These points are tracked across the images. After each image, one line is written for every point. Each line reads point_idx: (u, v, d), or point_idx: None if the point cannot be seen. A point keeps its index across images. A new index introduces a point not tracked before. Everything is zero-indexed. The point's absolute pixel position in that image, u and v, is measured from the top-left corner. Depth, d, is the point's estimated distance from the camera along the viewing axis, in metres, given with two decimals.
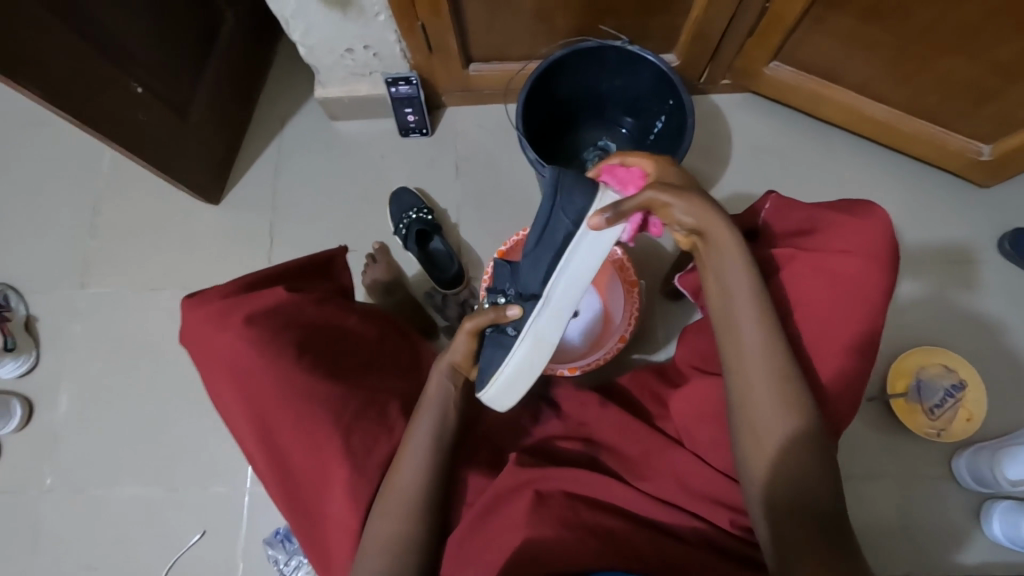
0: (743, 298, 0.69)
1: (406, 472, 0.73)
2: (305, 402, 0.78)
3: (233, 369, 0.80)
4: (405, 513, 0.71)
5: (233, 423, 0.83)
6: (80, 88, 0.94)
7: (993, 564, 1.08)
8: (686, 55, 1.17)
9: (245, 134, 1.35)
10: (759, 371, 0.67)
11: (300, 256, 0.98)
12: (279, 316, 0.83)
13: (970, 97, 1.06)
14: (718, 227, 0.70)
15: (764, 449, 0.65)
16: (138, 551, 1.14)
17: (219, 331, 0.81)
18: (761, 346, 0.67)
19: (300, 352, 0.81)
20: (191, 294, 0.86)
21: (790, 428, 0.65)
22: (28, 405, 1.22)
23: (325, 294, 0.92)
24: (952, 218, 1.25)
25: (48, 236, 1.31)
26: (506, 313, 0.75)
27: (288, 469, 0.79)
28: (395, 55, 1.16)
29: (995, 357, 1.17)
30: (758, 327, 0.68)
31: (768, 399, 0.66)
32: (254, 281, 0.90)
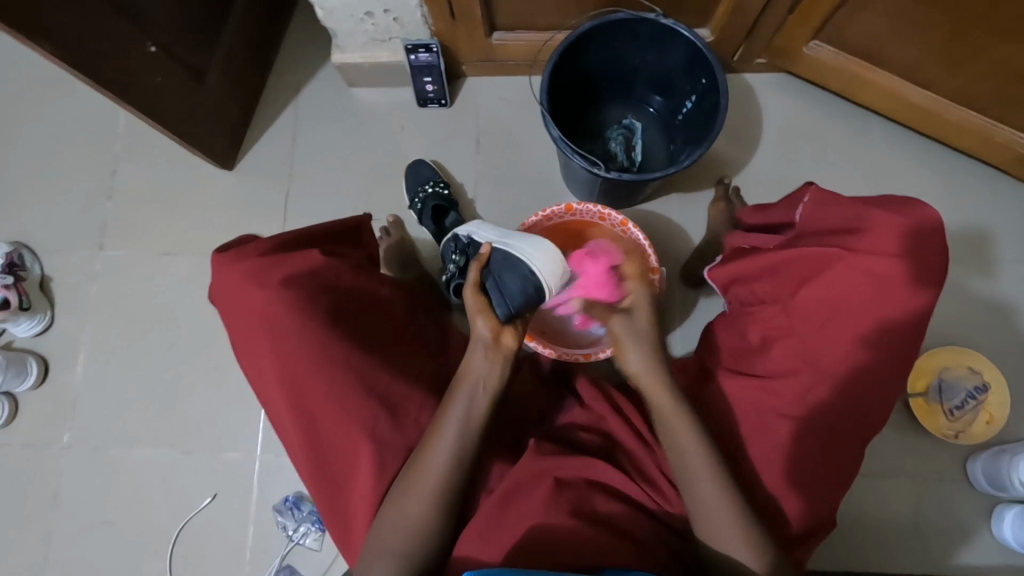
0: (670, 416, 0.71)
1: (436, 458, 0.70)
2: (339, 369, 0.77)
3: (266, 328, 0.78)
4: (429, 497, 0.69)
5: (259, 385, 0.82)
6: (94, 46, 0.91)
7: (999, 565, 1.07)
8: (722, 31, 1.11)
9: (260, 98, 1.31)
10: (701, 480, 0.68)
11: (330, 219, 0.97)
12: (316, 279, 0.82)
13: (1022, 88, 1.00)
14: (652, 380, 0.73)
15: (719, 518, 0.66)
16: (152, 511, 1.17)
17: (254, 289, 0.79)
18: (699, 448, 0.69)
19: (335, 318, 0.80)
20: (225, 249, 0.84)
21: (737, 521, 0.66)
22: (44, 363, 1.23)
23: (357, 261, 0.90)
24: (989, 213, 1.19)
25: (63, 196, 1.30)
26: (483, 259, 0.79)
27: (314, 433, 0.77)
28: (417, 20, 1.11)
29: (1021, 360, 1.14)
30: (689, 431, 0.70)
31: (717, 506, 0.67)
32: (286, 238, 0.88)
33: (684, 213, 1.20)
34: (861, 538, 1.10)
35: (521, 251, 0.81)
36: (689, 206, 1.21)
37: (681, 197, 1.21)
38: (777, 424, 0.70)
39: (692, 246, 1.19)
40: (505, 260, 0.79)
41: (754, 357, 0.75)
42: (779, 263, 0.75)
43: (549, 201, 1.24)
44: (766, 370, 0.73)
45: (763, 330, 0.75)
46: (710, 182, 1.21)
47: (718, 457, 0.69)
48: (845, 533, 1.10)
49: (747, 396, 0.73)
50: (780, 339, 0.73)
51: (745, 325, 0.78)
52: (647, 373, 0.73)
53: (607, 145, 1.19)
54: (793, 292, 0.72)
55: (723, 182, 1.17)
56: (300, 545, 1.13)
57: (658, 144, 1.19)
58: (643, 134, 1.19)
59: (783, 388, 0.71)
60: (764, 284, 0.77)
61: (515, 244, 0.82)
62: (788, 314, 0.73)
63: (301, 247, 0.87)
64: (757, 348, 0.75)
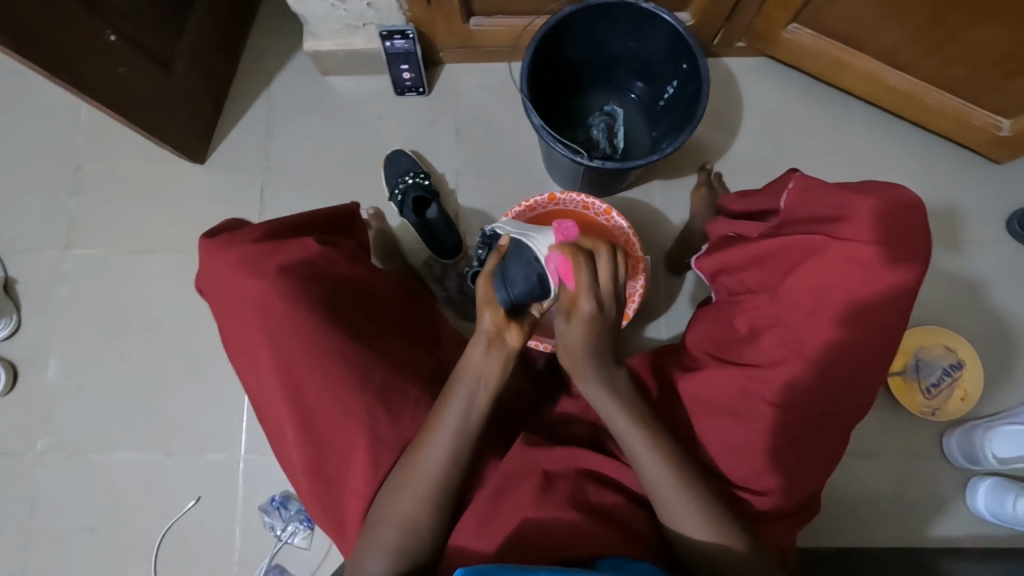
0: (598, 395, 0.72)
1: (432, 456, 0.69)
2: (337, 361, 0.76)
3: (259, 318, 0.75)
4: (423, 494, 0.68)
5: (247, 375, 0.80)
6: (50, 34, 0.86)
7: (973, 536, 1.11)
8: (702, 15, 1.10)
9: (230, 88, 1.27)
10: (653, 476, 0.68)
11: (323, 207, 0.95)
12: (310, 268, 0.80)
13: (996, 70, 1.01)
14: (581, 365, 0.71)
15: (670, 492, 0.67)
16: (133, 516, 1.14)
17: (249, 278, 0.76)
18: (646, 443, 0.69)
19: (331, 308, 0.79)
20: (215, 234, 0.81)
21: (699, 515, 0.66)
22: (13, 368, 1.18)
23: (351, 252, 0.89)
24: (964, 194, 1.22)
25: (26, 194, 1.25)
26: (501, 247, 0.77)
27: (309, 427, 0.75)
28: (392, 5, 1.07)
29: (995, 337, 1.17)
30: (627, 412, 0.71)
31: (670, 502, 0.67)
32: (278, 224, 0.86)
33: (668, 200, 1.20)
34: (843, 515, 1.12)
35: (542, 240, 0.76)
36: (672, 193, 1.20)
37: (663, 184, 1.21)
38: (764, 411, 0.71)
39: (675, 233, 1.19)
40: (520, 251, 0.76)
41: (742, 346, 0.76)
42: (766, 251, 0.75)
43: (531, 191, 1.22)
44: (754, 358, 0.73)
45: (750, 319, 0.75)
46: (693, 168, 1.21)
47: (671, 454, 0.69)
48: (828, 511, 1.12)
49: (735, 384, 0.73)
50: (766, 328, 0.73)
51: (731, 315, 0.78)
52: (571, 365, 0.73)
53: (590, 132, 1.18)
54: (780, 280, 0.73)
55: (706, 169, 1.17)
56: (288, 545, 1.12)
57: (640, 131, 1.18)
58: (625, 120, 1.18)
59: (771, 376, 0.71)
60: (751, 274, 0.77)
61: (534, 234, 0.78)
62: (774, 302, 0.73)
63: (295, 236, 0.85)
64: (744, 337, 0.76)
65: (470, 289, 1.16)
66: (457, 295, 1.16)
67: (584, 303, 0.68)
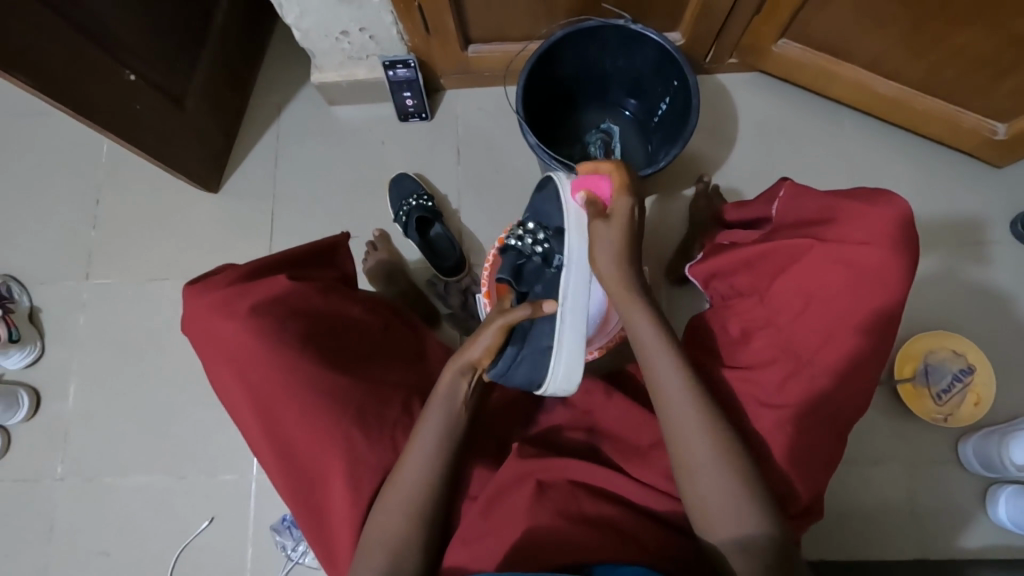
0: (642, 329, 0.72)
1: (411, 471, 0.71)
2: (310, 396, 0.77)
3: (234, 362, 0.78)
4: (409, 508, 0.69)
5: (233, 413, 0.83)
6: (71, 74, 0.92)
7: (996, 546, 1.08)
8: (692, 34, 1.14)
9: (242, 121, 1.33)
10: (694, 442, 0.66)
11: (302, 243, 0.97)
12: (283, 305, 0.81)
13: (986, 74, 1.02)
14: (619, 281, 0.73)
15: (715, 471, 0.65)
16: (149, 539, 1.16)
17: (222, 321, 0.78)
18: (689, 401, 0.68)
19: (304, 341, 0.79)
20: (193, 281, 0.83)
21: (734, 487, 0.64)
22: (35, 395, 1.22)
23: (327, 284, 0.90)
24: (965, 197, 1.22)
25: (49, 228, 1.31)
26: (543, 308, 0.71)
27: (292, 461, 0.78)
28: (392, 37, 1.13)
29: (1005, 340, 1.16)
30: (677, 377, 0.69)
31: (709, 472, 0.65)
32: (253, 267, 0.87)
33: (666, 213, 1.22)
34: (859, 527, 1.10)
35: (567, 351, 0.73)
36: (670, 206, 1.22)
37: (662, 198, 1.23)
38: (760, 414, 0.70)
39: (675, 245, 1.20)
40: (541, 342, 0.74)
41: (735, 350, 0.76)
42: (756, 255, 0.77)
43: None
44: (745, 361, 0.74)
45: (742, 322, 0.76)
46: (690, 181, 1.23)
47: (715, 422, 0.67)
48: (842, 523, 1.10)
49: (727, 387, 0.73)
50: (758, 330, 0.74)
51: (725, 319, 0.79)
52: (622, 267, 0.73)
53: (587, 149, 1.20)
54: (770, 283, 0.74)
55: (702, 181, 1.17)
56: (299, 564, 1.13)
57: (636, 146, 1.21)
58: (621, 136, 1.21)
59: (763, 378, 0.71)
60: (742, 278, 0.79)
61: (569, 330, 0.73)
62: (765, 304, 0.74)
63: (269, 274, 0.86)
64: (737, 341, 0.76)
65: (473, 304, 1.17)
66: (461, 312, 1.17)
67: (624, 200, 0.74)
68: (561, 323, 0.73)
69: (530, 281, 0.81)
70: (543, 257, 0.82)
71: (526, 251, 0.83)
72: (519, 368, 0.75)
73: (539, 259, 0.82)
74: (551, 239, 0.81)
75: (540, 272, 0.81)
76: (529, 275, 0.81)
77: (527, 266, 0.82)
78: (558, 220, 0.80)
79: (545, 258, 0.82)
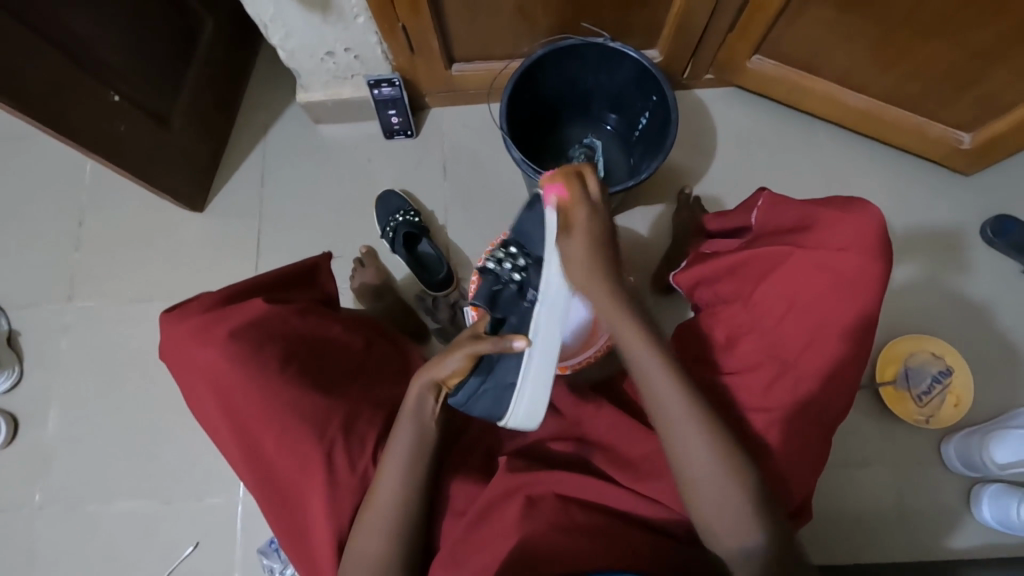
0: (630, 336, 0.69)
1: (390, 488, 0.71)
2: (288, 418, 0.76)
3: (215, 389, 0.78)
4: (388, 528, 0.69)
5: (217, 439, 0.83)
6: (54, 95, 0.92)
7: (983, 545, 1.10)
8: (669, 51, 1.17)
9: (228, 141, 1.33)
10: (672, 404, 0.67)
11: (280, 265, 0.97)
12: (260, 329, 0.81)
13: (948, 86, 1.07)
14: (601, 286, 0.69)
15: (690, 440, 0.66)
16: (131, 567, 1.13)
17: (200, 348, 0.79)
18: (659, 363, 0.69)
19: (284, 364, 0.79)
20: (171, 308, 0.84)
21: (710, 453, 0.66)
22: (14, 421, 1.19)
23: (307, 305, 0.90)
24: (936, 204, 1.26)
25: (30, 250, 1.29)
26: (509, 341, 0.67)
27: (272, 483, 0.77)
28: (377, 57, 1.15)
29: (980, 342, 1.19)
30: (668, 370, 0.68)
31: (690, 438, 0.66)
32: (231, 291, 0.88)
33: (650, 224, 1.24)
34: (849, 531, 1.11)
35: (529, 390, 0.68)
36: (653, 217, 1.25)
37: (646, 209, 1.25)
38: (750, 419, 0.71)
39: (660, 255, 1.22)
40: (503, 378, 0.70)
41: (722, 355, 0.77)
42: (737, 263, 0.80)
43: None
44: (731, 365, 0.75)
45: (727, 329, 0.78)
46: (673, 192, 1.26)
47: (686, 379, 0.68)
48: (832, 528, 1.11)
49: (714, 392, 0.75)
50: (743, 336, 0.76)
51: (710, 325, 0.81)
52: (590, 249, 0.68)
53: (571, 163, 1.23)
54: (753, 289, 0.76)
55: (684, 193, 1.20)
56: None
57: (618, 159, 1.23)
58: (603, 150, 1.23)
59: (750, 381, 0.72)
60: (727, 285, 0.81)
61: (535, 367, 0.68)
62: (749, 309, 0.76)
63: (247, 299, 0.87)
64: (723, 345, 0.78)
65: (461, 317, 1.18)
66: (450, 326, 1.18)
67: (579, 193, 0.69)
68: (528, 360, 0.68)
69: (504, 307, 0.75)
70: (519, 287, 0.78)
71: (504, 277, 0.80)
72: (480, 406, 0.71)
73: (515, 288, 0.77)
74: (529, 269, 0.79)
75: (515, 300, 0.76)
76: (503, 299, 0.76)
77: (504, 292, 0.78)
78: (540, 249, 0.79)
79: (521, 288, 0.77)
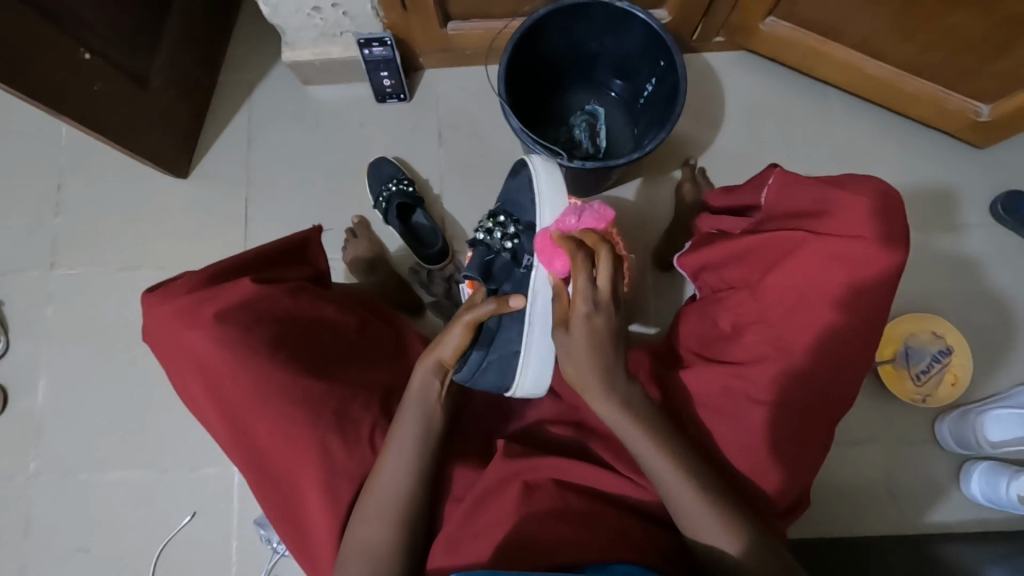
0: (615, 415, 0.68)
1: (392, 475, 0.69)
2: (283, 403, 0.74)
3: (205, 373, 0.75)
4: (391, 515, 0.68)
5: (206, 423, 0.80)
6: (26, 51, 0.86)
7: (969, 520, 1.12)
8: (679, 12, 1.10)
9: (211, 102, 1.26)
10: (662, 471, 0.67)
11: (269, 241, 0.93)
12: (251, 310, 0.77)
13: (972, 55, 1.01)
14: (590, 375, 0.68)
15: (684, 502, 0.66)
16: (129, 537, 1.14)
17: (187, 330, 0.75)
18: (647, 438, 0.68)
19: (276, 347, 0.76)
20: (153, 288, 0.80)
21: (709, 510, 0.65)
22: (2, 391, 1.17)
23: (298, 283, 0.86)
24: (947, 178, 1.22)
25: (8, 216, 1.24)
26: (511, 301, 0.70)
27: (267, 469, 0.76)
28: (367, 13, 1.07)
29: (982, 321, 1.18)
30: (655, 438, 0.67)
31: (692, 503, 0.65)
32: (217, 269, 0.83)
33: (652, 196, 1.20)
34: (840, 506, 1.13)
35: (535, 355, 0.75)
36: (656, 189, 1.20)
37: (648, 181, 1.21)
38: (752, 410, 0.71)
39: (663, 229, 1.18)
40: (507, 347, 0.76)
41: (726, 344, 0.76)
42: (747, 248, 0.76)
43: None
44: (737, 356, 0.74)
45: (733, 317, 0.76)
46: (677, 164, 1.21)
47: (671, 441, 0.68)
48: (823, 503, 1.13)
49: (718, 381, 0.73)
50: (749, 325, 0.74)
51: (715, 312, 0.78)
52: (587, 354, 0.67)
53: (571, 132, 1.17)
54: (761, 277, 0.73)
55: (689, 164, 1.16)
56: (286, 556, 1.12)
57: (621, 128, 1.18)
58: (606, 119, 1.18)
59: (755, 374, 0.71)
60: (735, 270, 0.78)
61: (538, 334, 0.75)
62: (756, 300, 0.73)
63: (234, 278, 0.82)
64: (728, 335, 0.76)
65: (457, 292, 1.15)
66: (446, 300, 1.15)
67: (582, 274, 0.66)
68: (530, 327, 0.75)
69: (500, 280, 0.78)
70: (512, 255, 0.79)
71: (495, 247, 0.80)
72: (487, 380, 0.76)
73: (509, 256, 0.79)
74: (521, 235, 0.79)
75: (509, 269, 0.78)
76: (496, 271, 0.79)
77: (497, 262, 0.79)
78: (530, 214, 0.80)
79: (514, 256, 0.79)
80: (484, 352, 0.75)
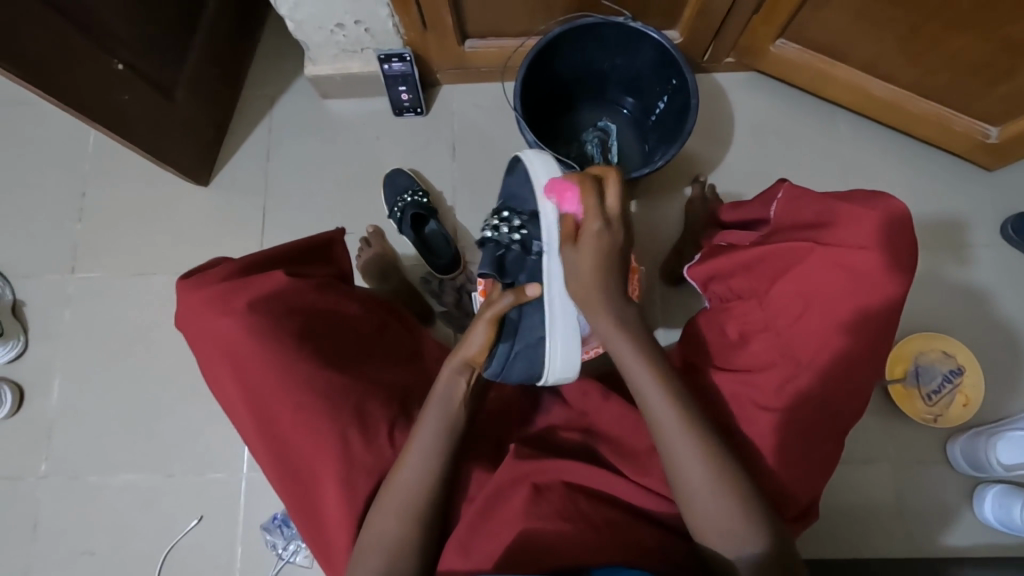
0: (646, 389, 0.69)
1: (410, 471, 0.70)
2: (307, 394, 0.75)
3: (233, 360, 0.76)
4: (406, 511, 0.69)
5: (230, 413, 0.81)
6: (60, 59, 0.89)
7: (982, 545, 1.10)
8: (690, 33, 1.13)
9: (233, 113, 1.30)
10: (682, 461, 0.66)
11: (293, 240, 0.94)
12: (280, 303, 0.79)
13: (979, 78, 1.03)
14: (599, 305, 0.70)
15: (698, 492, 0.66)
16: (136, 538, 1.14)
17: (217, 318, 0.77)
18: (673, 415, 0.68)
19: (302, 340, 0.78)
20: (187, 275, 0.82)
21: (721, 504, 0.65)
22: (18, 390, 1.20)
23: (324, 281, 0.88)
24: (956, 200, 1.23)
25: (33, 220, 1.28)
26: (526, 291, 0.71)
27: (288, 460, 0.76)
28: (387, 30, 1.11)
29: (994, 343, 1.17)
30: (680, 423, 0.68)
31: (703, 491, 0.65)
32: (249, 262, 0.86)
33: (662, 212, 1.22)
34: (849, 527, 1.11)
35: (559, 340, 0.72)
36: (665, 205, 1.22)
37: (658, 197, 1.22)
38: (758, 417, 0.71)
39: (672, 244, 1.20)
40: (531, 336, 0.72)
41: (733, 353, 0.77)
42: (755, 258, 0.77)
43: None
44: (744, 364, 0.75)
45: (741, 325, 0.77)
46: (687, 179, 1.23)
47: (703, 432, 0.67)
48: (833, 524, 1.11)
49: (725, 389, 0.74)
50: (758, 333, 0.75)
51: (724, 321, 0.79)
52: (595, 265, 0.70)
53: (584, 147, 1.19)
54: (770, 286, 0.74)
55: (698, 181, 1.18)
56: (291, 563, 1.12)
57: (633, 145, 1.20)
58: (618, 135, 1.20)
59: (763, 381, 0.72)
60: (741, 280, 0.79)
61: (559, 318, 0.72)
62: (764, 308, 0.74)
63: (264, 271, 0.85)
64: (735, 343, 0.77)
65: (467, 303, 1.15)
66: (456, 309, 1.16)
67: (592, 195, 0.70)
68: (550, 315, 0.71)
69: (514, 272, 0.74)
70: (522, 246, 0.74)
71: (504, 242, 0.74)
72: (518, 371, 0.74)
73: (518, 248, 0.74)
74: (529, 224, 0.74)
75: (521, 259, 0.74)
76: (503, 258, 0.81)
77: (508, 256, 0.74)
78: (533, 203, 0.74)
79: (524, 246, 0.74)
80: (511, 347, 0.73)
